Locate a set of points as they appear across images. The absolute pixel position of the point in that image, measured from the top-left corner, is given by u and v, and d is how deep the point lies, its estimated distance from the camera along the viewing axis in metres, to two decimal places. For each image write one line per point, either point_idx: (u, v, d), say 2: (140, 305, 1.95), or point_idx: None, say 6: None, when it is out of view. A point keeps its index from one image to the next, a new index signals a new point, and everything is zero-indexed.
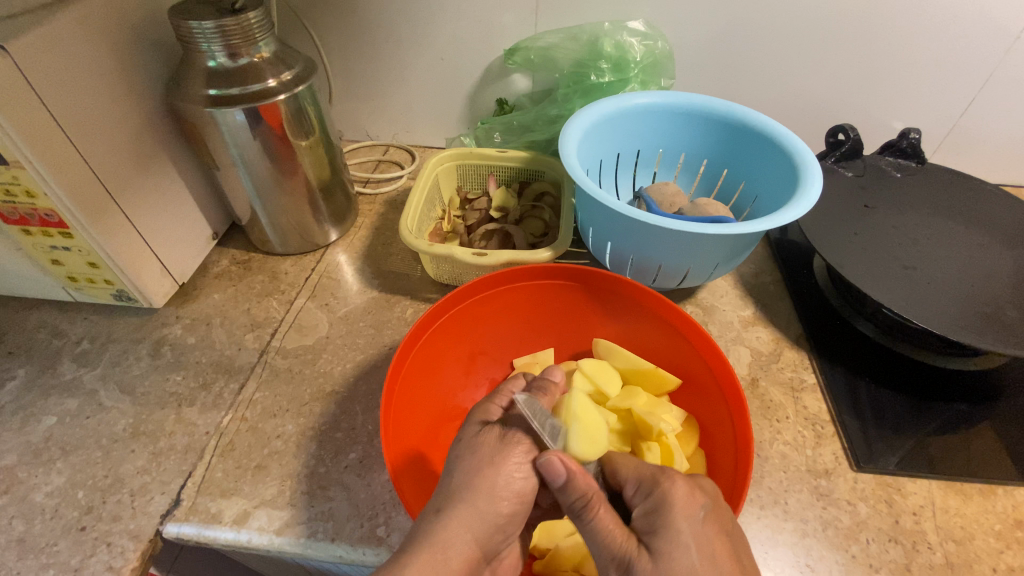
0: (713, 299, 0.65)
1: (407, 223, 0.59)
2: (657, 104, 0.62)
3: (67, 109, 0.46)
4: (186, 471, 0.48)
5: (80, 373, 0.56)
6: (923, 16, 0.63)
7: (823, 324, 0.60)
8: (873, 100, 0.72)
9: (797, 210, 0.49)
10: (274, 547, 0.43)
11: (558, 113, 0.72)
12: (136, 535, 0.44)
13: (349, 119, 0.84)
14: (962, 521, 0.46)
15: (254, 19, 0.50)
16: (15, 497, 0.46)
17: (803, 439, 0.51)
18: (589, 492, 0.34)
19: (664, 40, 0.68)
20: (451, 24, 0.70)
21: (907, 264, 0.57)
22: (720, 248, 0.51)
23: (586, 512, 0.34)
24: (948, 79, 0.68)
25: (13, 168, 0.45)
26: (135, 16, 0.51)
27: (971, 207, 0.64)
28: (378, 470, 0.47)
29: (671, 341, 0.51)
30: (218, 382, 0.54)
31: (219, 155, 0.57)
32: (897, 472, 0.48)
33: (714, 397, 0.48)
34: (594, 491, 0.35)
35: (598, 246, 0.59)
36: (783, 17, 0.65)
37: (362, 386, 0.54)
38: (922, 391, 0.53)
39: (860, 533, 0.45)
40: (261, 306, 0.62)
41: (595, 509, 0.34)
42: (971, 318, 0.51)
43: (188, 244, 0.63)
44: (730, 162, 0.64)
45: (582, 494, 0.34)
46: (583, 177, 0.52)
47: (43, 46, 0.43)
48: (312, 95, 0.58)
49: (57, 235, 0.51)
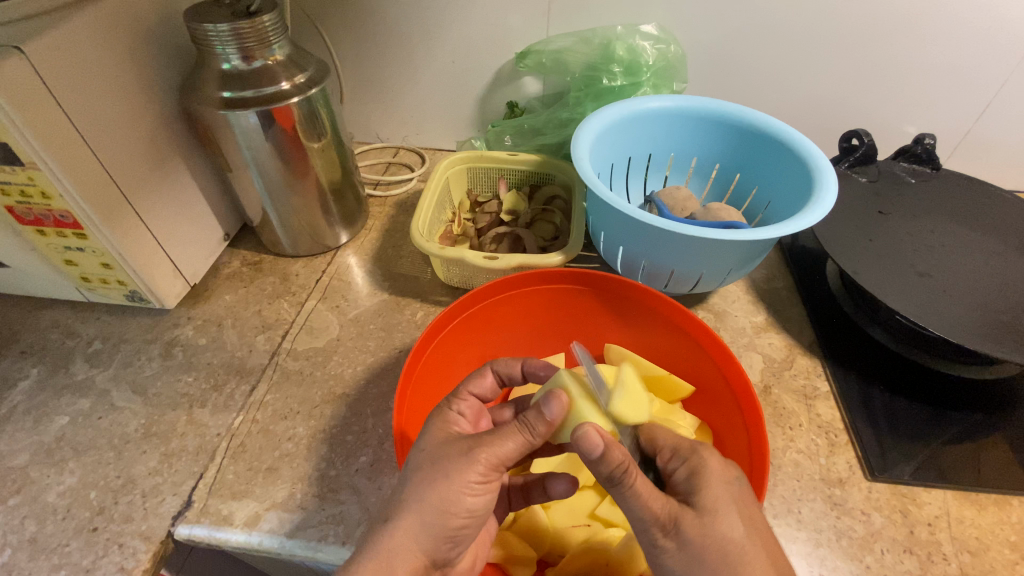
0: (724, 304, 0.64)
1: (418, 227, 0.59)
2: (669, 108, 0.62)
3: (82, 110, 0.46)
4: (198, 472, 0.48)
5: (92, 373, 0.56)
6: (940, 21, 0.63)
7: (836, 331, 0.59)
8: (887, 106, 0.72)
9: (811, 216, 0.48)
10: (285, 550, 0.43)
11: (569, 116, 0.72)
12: (148, 537, 0.44)
13: (360, 121, 0.84)
14: (978, 532, 0.45)
15: (268, 22, 0.50)
16: (27, 497, 0.46)
17: (816, 447, 0.51)
18: (626, 459, 0.33)
19: (677, 44, 0.68)
20: (463, 27, 0.70)
21: (921, 271, 0.57)
22: (733, 254, 0.51)
23: (626, 479, 0.33)
24: (962, 85, 0.68)
25: (29, 169, 0.45)
26: (150, 18, 0.52)
27: (986, 214, 0.63)
28: (388, 473, 0.47)
29: (683, 347, 0.51)
30: (229, 383, 0.54)
31: (231, 157, 0.57)
32: (912, 482, 0.47)
33: (726, 403, 0.47)
34: (632, 460, 0.33)
35: (609, 250, 0.58)
36: (795, 23, 0.65)
37: (373, 389, 0.54)
38: (937, 399, 0.52)
39: (874, 544, 0.45)
40: (271, 308, 0.62)
41: (634, 474, 0.33)
42: (987, 326, 0.51)
43: (200, 245, 0.63)
44: (743, 166, 0.64)
45: (618, 464, 0.33)
46: (595, 181, 0.52)
47: (58, 48, 0.43)
48: (325, 97, 0.58)
49: (71, 235, 0.52)
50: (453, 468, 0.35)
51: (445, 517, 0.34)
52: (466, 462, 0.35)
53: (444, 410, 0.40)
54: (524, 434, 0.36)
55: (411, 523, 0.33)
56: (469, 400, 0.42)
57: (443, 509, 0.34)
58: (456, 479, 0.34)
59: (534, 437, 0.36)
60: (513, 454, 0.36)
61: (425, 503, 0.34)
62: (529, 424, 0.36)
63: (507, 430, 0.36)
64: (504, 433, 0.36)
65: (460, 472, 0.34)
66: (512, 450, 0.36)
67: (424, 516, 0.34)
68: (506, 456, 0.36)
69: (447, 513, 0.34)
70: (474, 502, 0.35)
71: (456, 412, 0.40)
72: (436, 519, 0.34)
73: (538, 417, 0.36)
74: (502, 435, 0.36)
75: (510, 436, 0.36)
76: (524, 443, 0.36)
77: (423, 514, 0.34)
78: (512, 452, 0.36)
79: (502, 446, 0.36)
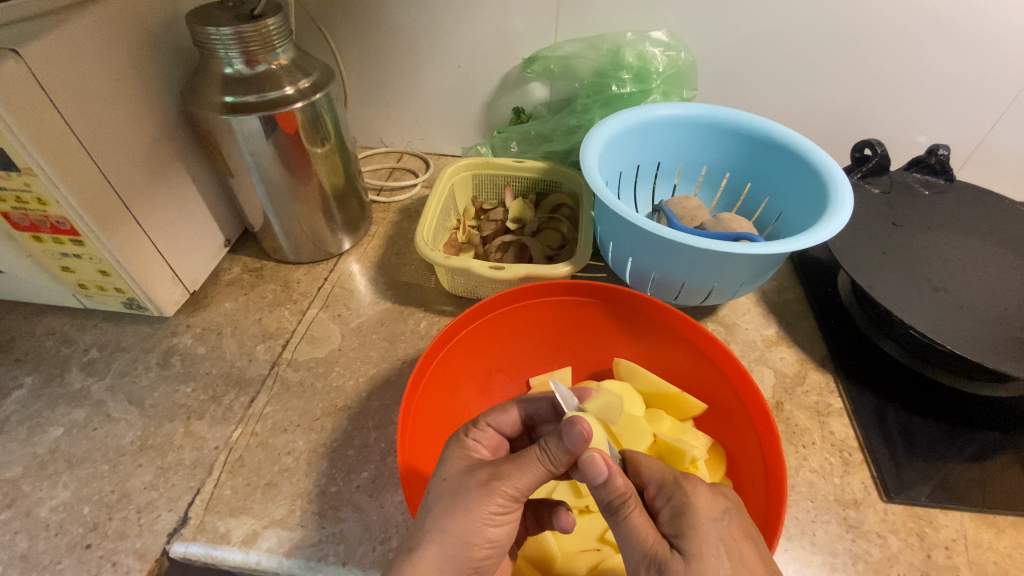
0: (734, 317, 0.63)
1: (423, 234, 0.58)
2: (679, 116, 0.61)
3: (78, 114, 0.45)
4: (195, 488, 0.46)
5: (88, 383, 0.55)
6: (952, 27, 0.61)
7: (849, 346, 0.58)
8: (900, 116, 0.71)
9: (827, 230, 0.47)
10: (283, 570, 0.41)
11: (577, 124, 0.70)
12: (142, 555, 0.42)
13: (364, 124, 0.83)
14: (996, 556, 0.44)
15: (273, 26, 0.49)
16: (20, 511, 0.45)
17: (830, 466, 0.49)
18: (629, 490, 0.34)
19: (687, 50, 0.67)
20: (471, 31, 0.69)
21: (937, 285, 0.55)
22: (747, 267, 0.50)
23: (623, 509, 0.33)
24: (975, 96, 0.67)
25: (25, 175, 0.44)
26: (151, 20, 0.51)
27: (1001, 227, 0.62)
28: (391, 490, 0.46)
29: (695, 363, 0.50)
30: (228, 394, 0.53)
31: (233, 162, 0.56)
32: (929, 504, 0.46)
33: (740, 421, 0.46)
34: (633, 490, 0.34)
35: (618, 260, 0.57)
36: (806, 33, 0.64)
37: (375, 401, 0.52)
38: (954, 417, 0.51)
39: (891, 568, 0.43)
40: (272, 316, 0.61)
41: (634, 507, 0.33)
42: (1005, 343, 0.50)
43: (200, 251, 0.62)
44: (754, 176, 0.62)
45: (620, 493, 0.33)
46: (603, 189, 0.51)
47: (58, 50, 0.42)
48: (329, 102, 0.57)
49: (68, 242, 0.50)
50: (473, 499, 0.34)
51: (469, 547, 0.33)
52: (485, 494, 0.34)
53: (461, 437, 0.39)
54: (542, 460, 0.35)
55: (438, 559, 0.32)
56: (487, 428, 0.40)
57: (465, 539, 0.33)
58: (476, 509, 0.34)
59: (554, 466, 0.35)
60: (532, 482, 0.35)
61: (449, 534, 0.33)
62: (548, 454, 0.35)
63: (526, 460, 0.35)
64: (523, 463, 0.35)
65: (480, 504, 0.34)
66: (531, 480, 0.35)
67: (448, 548, 0.33)
68: (527, 485, 0.35)
69: (471, 544, 0.33)
70: (496, 532, 0.34)
71: (475, 440, 0.39)
72: (460, 550, 0.33)
73: (557, 447, 0.34)
74: (520, 467, 0.35)
75: (528, 466, 0.35)
76: (544, 473, 0.35)
77: (447, 546, 0.33)
78: (531, 482, 0.35)
79: (521, 478, 0.35)
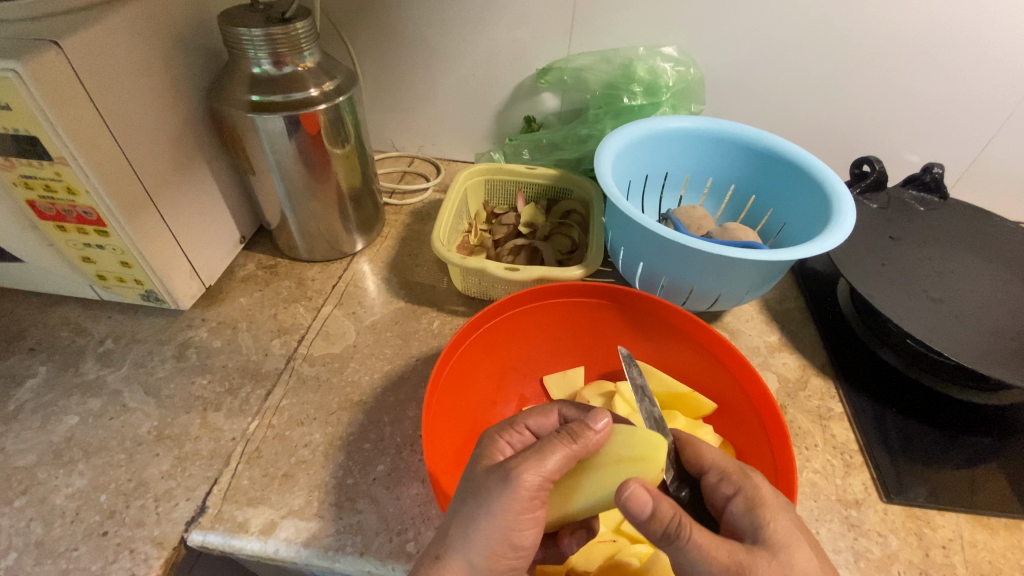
0: (739, 323, 0.65)
1: (439, 236, 0.59)
2: (688, 129, 0.63)
3: (111, 106, 0.46)
4: (212, 478, 0.47)
5: (104, 373, 0.55)
6: (948, 52, 0.65)
7: (848, 354, 0.60)
8: (897, 135, 0.74)
9: (831, 241, 0.49)
10: (301, 559, 0.42)
11: (589, 133, 0.73)
12: (160, 543, 0.43)
13: (377, 129, 0.84)
14: (991, 556, 0.45)
15: (301, 29, 0.51)
16: (35, 498, 0.45)
17: (832, 468, 0.51)
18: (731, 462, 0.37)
19: (696, 66, 0.69)
20: (487, 43, 0.72)
21: (933, 296, 0.58)
22: (755, 274, 0.52)
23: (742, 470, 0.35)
24: (967, 118, 0.70)
25: (56, 164, 0.45)
26: (182, 19, 0.52)
27: (993, 242, 0.65)
28: (407, 483, 0.46)
29: (706, 366, 0.52)
30: (244, 387, 0.54)
31: (256, 160, 0.57)
32: (927, 505, 0.48)
33: (749, 422, 0.48)
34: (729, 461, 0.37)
35: (629, 265, 0.59)
36: (809, 56, 0.68)
37: (390, 397, 0.53)
38: (949, 423, 0.53)
39: (891, 566, 0.45)
40: (287, 312, 0.62)
41: (691, 529, 0.31)
42: (998, 353, 0.52)
43: (217, 246, 0.63)
44: (758, 188, 0.65)
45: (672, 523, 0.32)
46: (617, 196, 0.52)
47: (97, 44, 0.43)
48: (351, 104, 0.58)
49: (92, 233, 0.51)
50: (494, 494, 0.33)
51: (489, 547, 0.33)
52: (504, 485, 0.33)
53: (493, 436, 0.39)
54: (569, 445, 0.36)
55: (455, 552, 0.33)
56: (525, 430, 0.40)
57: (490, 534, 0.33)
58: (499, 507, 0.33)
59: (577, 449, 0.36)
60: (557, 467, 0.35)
61: (467, 533, 0.33)
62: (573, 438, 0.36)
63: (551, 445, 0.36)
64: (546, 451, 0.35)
65: (502, 501, 0.33)
66: (558, 463, 0.35)
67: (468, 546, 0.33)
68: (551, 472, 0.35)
69: (490, 542, 0.33)
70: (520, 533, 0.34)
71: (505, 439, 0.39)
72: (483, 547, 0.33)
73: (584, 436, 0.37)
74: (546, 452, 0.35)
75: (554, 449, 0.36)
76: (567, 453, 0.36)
77: (471, 537, 0.33)
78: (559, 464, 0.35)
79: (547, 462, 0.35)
